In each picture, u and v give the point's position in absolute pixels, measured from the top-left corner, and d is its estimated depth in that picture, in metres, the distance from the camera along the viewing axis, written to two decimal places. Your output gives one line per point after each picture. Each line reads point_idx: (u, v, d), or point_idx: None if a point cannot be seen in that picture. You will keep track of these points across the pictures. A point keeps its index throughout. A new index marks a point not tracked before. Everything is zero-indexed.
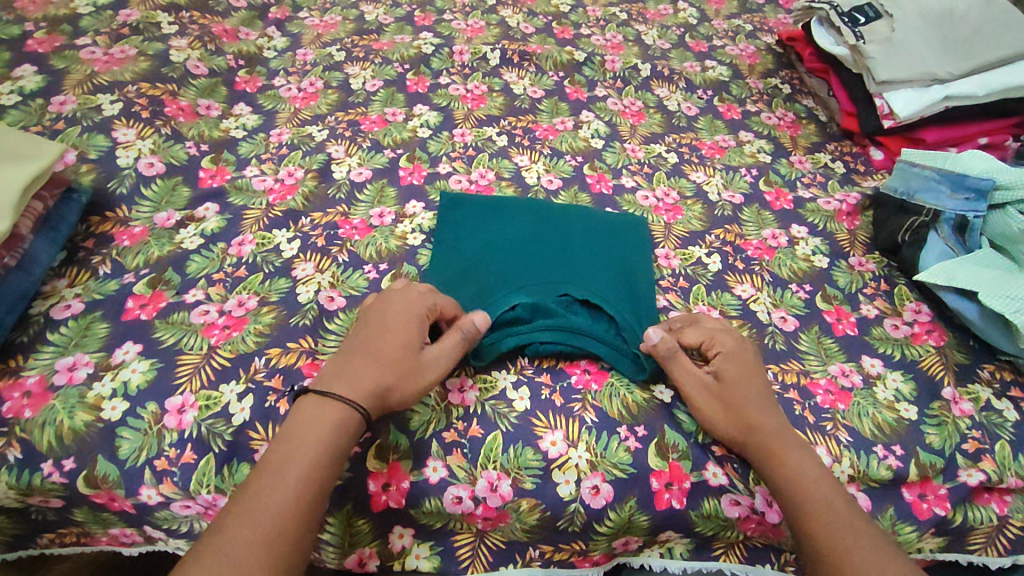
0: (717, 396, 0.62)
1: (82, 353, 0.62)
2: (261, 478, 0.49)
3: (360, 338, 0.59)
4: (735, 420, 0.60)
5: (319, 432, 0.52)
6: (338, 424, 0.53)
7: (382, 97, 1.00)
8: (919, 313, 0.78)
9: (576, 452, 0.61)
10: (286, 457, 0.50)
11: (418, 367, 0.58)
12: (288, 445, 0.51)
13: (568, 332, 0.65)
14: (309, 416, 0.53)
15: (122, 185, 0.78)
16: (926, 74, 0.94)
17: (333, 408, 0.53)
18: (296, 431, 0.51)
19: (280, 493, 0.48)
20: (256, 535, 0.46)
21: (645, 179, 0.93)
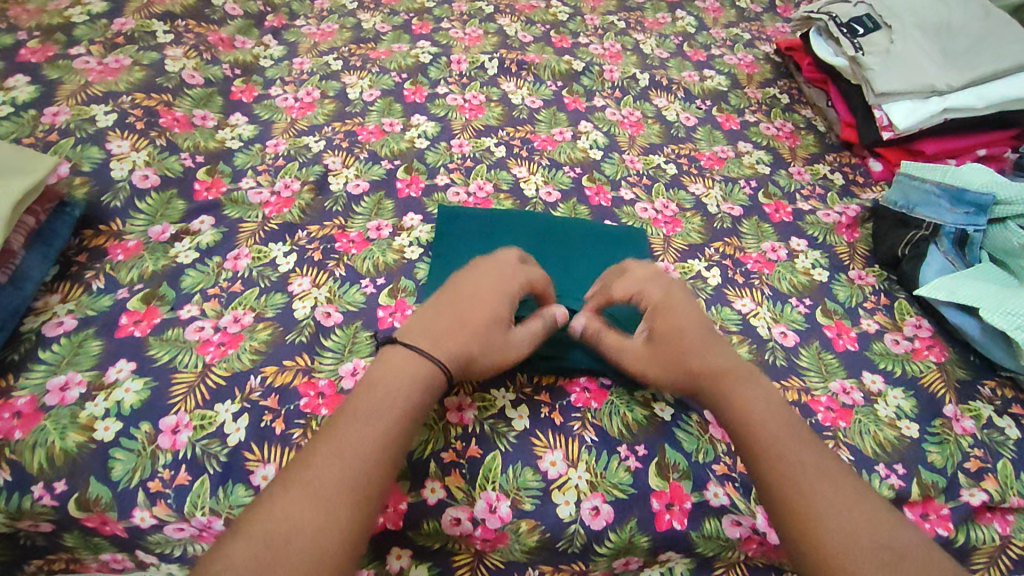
0: (654, 350, 0.62)
1: (74, 372, 0.61)
2: (320, 455, 0.47)
3: (450, 303, 0.61)
4: (670, 368, 0.61)
5: (391, 411, 0.50)
6: (426, 386, 0.53)
7: (380, 107, 0.99)
8: (919, 328, 0.78)
9: (576, 472, 0.60)
10: (352, 436, 0.48)
11: (504, 343, 0.61)
12: (354, 424, 0.49)
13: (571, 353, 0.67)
14: (379, 391, 0.51)
15: (116, 198, 0.77)
16: (925, 86, 0.94)
17: (412, 383, 0.52)
18: (366, 408, 0.50)
19: (338, 467, 0.46)
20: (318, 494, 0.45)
21: (643, 190, 0.93)
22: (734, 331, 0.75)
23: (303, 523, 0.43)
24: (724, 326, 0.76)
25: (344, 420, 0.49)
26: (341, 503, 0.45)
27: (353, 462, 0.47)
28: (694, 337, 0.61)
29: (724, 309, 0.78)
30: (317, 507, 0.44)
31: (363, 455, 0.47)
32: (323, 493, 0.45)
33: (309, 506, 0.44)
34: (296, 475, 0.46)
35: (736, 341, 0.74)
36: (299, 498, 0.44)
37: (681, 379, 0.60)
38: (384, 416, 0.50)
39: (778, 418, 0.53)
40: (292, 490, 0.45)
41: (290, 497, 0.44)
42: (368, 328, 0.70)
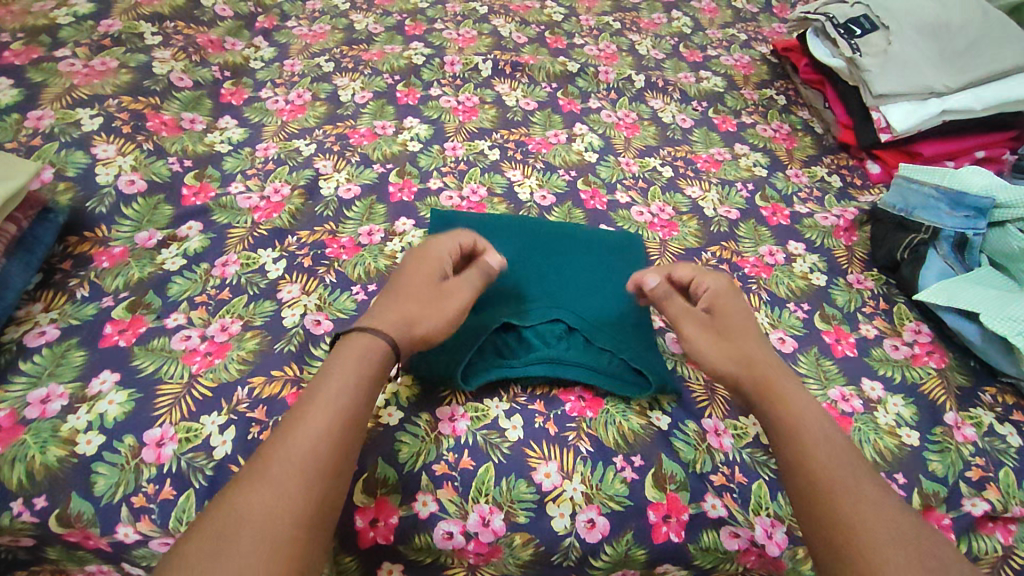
0: (713, 330, 0.63)
1: (56, 384, 0.60)
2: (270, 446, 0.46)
3: (387, 289, 0.62)
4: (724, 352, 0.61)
5: (341, 396, 0.50)
6: (363, 355, 0.53)
7: (372, 109, 0.98)
8: (918, 333, 0.77)
9: (572, 484, 0.59)
10: (309, 422, 0.48)
11: (440, 305, 0.60)
12: (310, 411, 0.49)
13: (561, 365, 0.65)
14: (332, 378, 0.51)
15: (101, 204, 0.75)
16: (923, 88, 0.93)
17: (355, 361, 0.53)
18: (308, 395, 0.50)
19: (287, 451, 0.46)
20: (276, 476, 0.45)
21: (640, 194, 0.92)
22: None
23: (256, 511, 0.43)
24: None
25: (300, 406, 0.49)
26: (292, 488, 0.44)
27: (307, 449, 0.46)
28: (744, 329, 0.63)
29: None
30: (277, 494, 0.44)
31: (322, 442, 0.47)
32: (273, 480, 0.44)
33: (270, 495, 0.44)
34: (258, 461, 0.46)
35: None
36: (260, 486, 0.44)
37: (731, 366, 0.60)
38: (337, 401, 0.50)
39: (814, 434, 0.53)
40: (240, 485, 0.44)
41: (250, 487, 0.44)
42: None
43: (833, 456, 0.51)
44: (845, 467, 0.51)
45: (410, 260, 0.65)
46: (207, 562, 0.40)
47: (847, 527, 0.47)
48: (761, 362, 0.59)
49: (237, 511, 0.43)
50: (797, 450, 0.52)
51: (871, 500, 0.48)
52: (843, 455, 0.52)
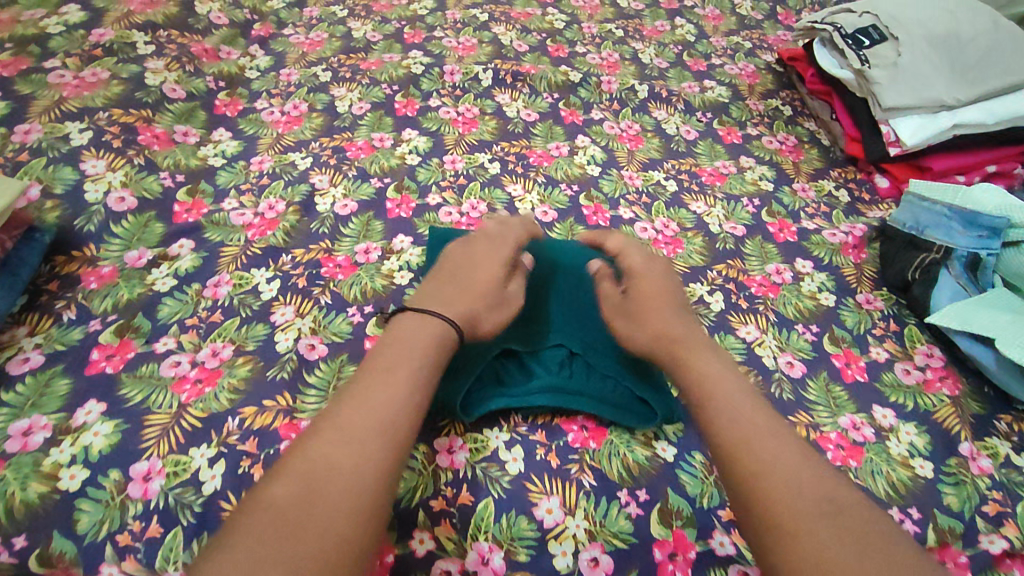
0: (631, 308, 0.64)
1: (39, 415, 0.58)
2: (353, 403, 0.47)
3: (443, 278, 0.64)
4: (643, 329, 0.62)
5: (413, 366, 0.51)
6: (435, 339, 0.55)
7: (370, 121, 0.96)
8: (931, 357, 0.75)
9: (574, 521, 0.57)
10: (376, 389, 0.48)
11: (500, 302, 0.63)
12: (379, 378, 0.50)
13: (566, 394, 0.63)
14: (405, 349, 0.53)
15: (90, 222, 0.73)
16: (934, 100, 0.91)
17: (428, 339, 0.54)
18: (385, 361, 0.51)
19: (369, 409, 0.47)
20: (360, 430, 0.45)
21: (643, 209, 0.90)
22: (738, 361, 0.72)
23: (342, 461, 0.43)
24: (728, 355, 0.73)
25: (369, 374, 0.50)
26: (376, 443, 0.45)
27: (382, 410, 0.47)
28: (670, 308, 0.63)
29: (728, 337, 0.74)
30: (354, 451, 0.44)
31: (395, 406, 0.48)
32: (358, 434, 0.45)
33: (345, 451, 0.44)
34: (327, 421, 0.46)
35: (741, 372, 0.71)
36: (334, 441, 0.44)
37: (650, 343, 0.61)
38: (407, 370, 0.51)
39: (736, 394, 0.54)
40: (324, 435, 0.45)
41: (324, 443, 0.44)
42: (354, 361, 0.67)
43: (768, 433, 0.50)
44: (784, 445, 0.49)
45: (466, 249, 0.68)
46: (298, 502, 0.40)
47: (773, 506, 0.45)
48: (679, 338, 0.60)
49: (325, 458, 0.43)
50: (728, 427, 0.51)
51: (797, 456, 0.48)
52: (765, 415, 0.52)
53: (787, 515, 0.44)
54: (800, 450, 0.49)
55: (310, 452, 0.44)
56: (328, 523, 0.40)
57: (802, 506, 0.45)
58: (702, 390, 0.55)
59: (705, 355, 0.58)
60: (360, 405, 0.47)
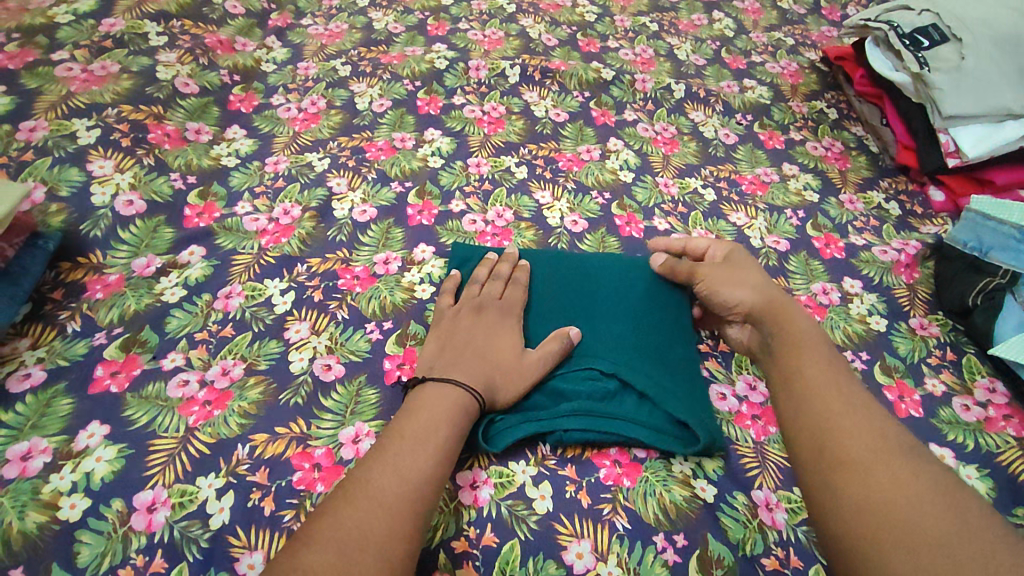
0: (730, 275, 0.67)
1: (39, 438, 0.55)
2: (382, 469, 0.49)
3: (466, 335, 0.63)
4: (749, 288, 0.65)
5: (436, 438, 0.52)
6: (458, 410, 0.55)
7: (390, 120, 0.91)
8: (992, 393, 0.69)
9: (606, 567, 0.53)
10: (401, 455, 0.50)
11: (525, 359, 0.61)
12: (402, 449, 0.51)
13: (597, 417, 0.59)
14: (432, 415, 0.54)
15: (96, 227, 0.70)
16: (999, 108, 0.85)
17: (452, 405, 0.55)
18: (413, 428, 0.53)
19: (397, 478, 0.49)
20: (387, 499, 0.47)
21: (679, 220, 0.84)
22: None
23: (372, 531, 0.45)
24: None
25: (396, 441, 0.52)
26: (402, 514, 0.47)
27: (411, 479, 0.49)
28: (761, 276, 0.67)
29: None
30: (381, 519, 0.46)
31: (420, 475, 0.50)
32: (385, 504, 0.47)
33: (373, 519, 0.46)
34: (355, 488, 0.48)
35: None
36: (362, 511, 0.46)
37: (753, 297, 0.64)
38: (429, 440, 0.52)
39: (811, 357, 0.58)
40: (353, 503, 0.47)
41: (352, 509, 0.46)
42: (373, 384, 0.62)
43: (828, 380, 0.56)
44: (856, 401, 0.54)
45: (487, 300, 0.66)
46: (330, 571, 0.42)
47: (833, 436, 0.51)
48: (779, 301, 0.64)
49: (353, 526, 0.45)
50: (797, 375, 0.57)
51: (862, 412, 0.53)
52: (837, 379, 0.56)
53: (839, 444, 0.51)
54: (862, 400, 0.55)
55: (341, 516, 0.46)
56: None
57: (856, 438, 0.51)
58: (788, 345, 0.60)
59: (793, 318, 0.63)
60: (389, 470, 0.49)
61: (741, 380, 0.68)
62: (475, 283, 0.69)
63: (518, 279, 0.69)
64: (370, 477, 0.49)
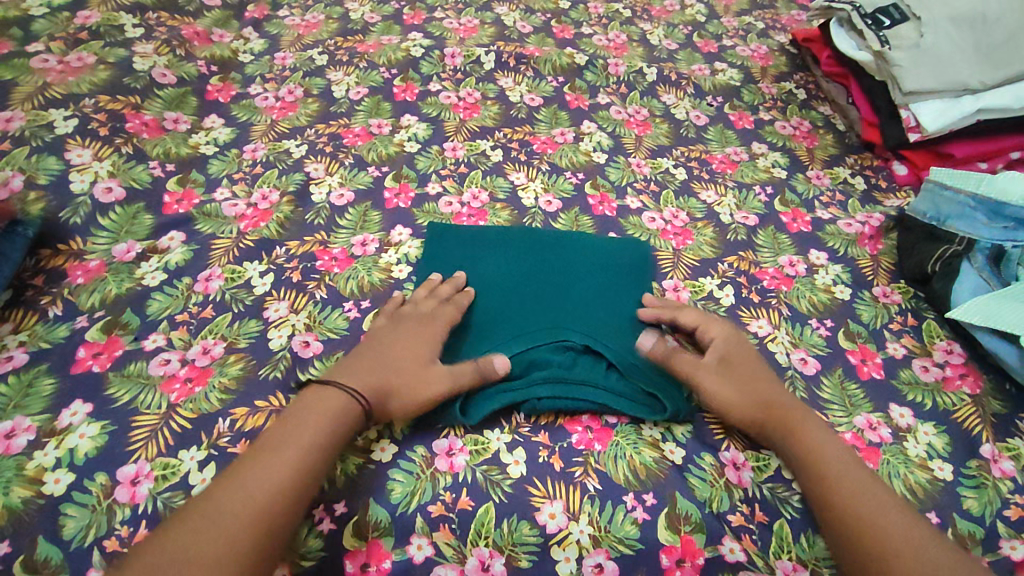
0: (735, 381, 0.62)
1: (22, 417, 0.56)
2: (229, 487, 0.48)
3: (386, 340, 0.62)
4: (752, 406, 0.61)
5: (294, 455, 0.51)
6: (336, 417, 0.55)
7: (367, 106, 0.92)
8: (950, 354, 0.72)
9: (578, 526, 0.55)
10: (256, 473, 0.49)
11: (431, 378, 0.59)
12: (259, 462, 0.50)
13: (571, 387, 0.62)
14: (300, 429, 0.53)
15: (76, 214, 0.71)
16: (958, 84, 0.87)
17: (325, 413, 0.54)
18: (277, 441, 0.52)
19: (243, 495, 0.48)
20: (227, 517, 0.46)
21: (651, 199, 0.86)
22: None
23: (200, 557, 0.44)
24: None
25: (259, 458, 0.50)
26: (239, 536, 0.46)
27: (260, 493, 0.48)
28: (756, 378, 0.63)
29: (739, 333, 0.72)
30: (216, 541, 0.45)
31: (271, 491, 0.49)
32: (223, 524, 0.46)
33: (207, 541, 0.45)
34: (202, 512, 0.47)
35: None
36: (200, 539, 0.45)
37: (754, 412, 0.61)
38: (288, 456, 0.51)
39: (840, 457, 0.57)
40: (188, 522, 0.46)
41: (188, 528, 0.46)
42: None
43: (854, 472, 0.56)
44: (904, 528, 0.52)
45: (413, 316, 0.64)
46: None
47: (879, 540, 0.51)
48: (794, 416, 0.60)
49: (183, 550, 0.44)
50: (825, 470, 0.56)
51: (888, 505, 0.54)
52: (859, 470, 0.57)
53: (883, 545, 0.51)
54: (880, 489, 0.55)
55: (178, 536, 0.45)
56: None
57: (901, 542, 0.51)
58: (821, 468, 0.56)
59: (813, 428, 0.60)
60: (239, 485, 0.48)
61: None
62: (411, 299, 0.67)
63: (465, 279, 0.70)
64: (216, 493, 0.48)
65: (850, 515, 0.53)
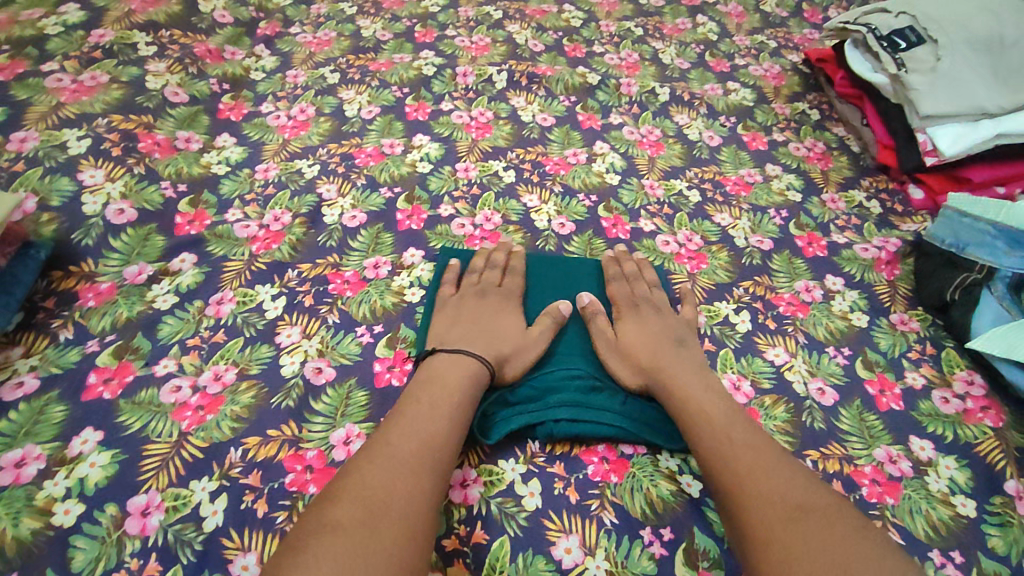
0: (620, 351, 0.66)
1: (32, 445, 0.55)
2: (402, 433, 0.54)
3: (470, 318, 0.68)
4: (636, 365, 0.65)
5: (453, 400, 0.58)
6: (471, 379, 0.60)
7: (379, 126, 0.92)
8: (971, 385, 0.71)
9: (595, 562, 0.54)
10: (422, 422, 0.55)
11: (531, 337, 0.67)
12: (422, 414, 0.56)
13: (586, 410, 0.61)
14: (444, 386, 0.59)
15: (88, 236, 0.70)
16: (976, 108, 0.86)
17: (465, 376, 0.60)
18: (430, 397, 0.57)
19: (415, 438, 0.53)
20: (409, 458, 0.52)
21: (665, 222, 0.85)
22: (767, 388, 0.68)
23: (395, 490, 0.49)
24: (756, 381, 0.69)
25: (415, 408, 0.56)
26: (421, 475, 0.51)
27: (430, 438, 0.54)
28: (654, 343, 0.66)
29: (755, 361, 0.71)
30: (406, 477, 0.50)
31: (438, 440, 0.54)
32: (407, 464, 0.51)
33: (398, 478, 0.50)
34: (378, 451, 0.52)
35: (770, 401, 0.67)
36: (386, 469, 0.50)
37: (639, 378, 0.64)
38: (446, 407, 0.57)
39: (716, 405, 0.60)
40: (375, 461, 0.51)
41: (377, 466, 0.51)
42: (363, 386, 0.63)
43: (730, 419, 0.58)
44: (764, 459, 0.54)
45: (487, 286, 0.72)
46: (357, 523, 0.46)
47: (730, 470, 0.54)
48: (676, 372, 0.63)
49: (372, 484, 0.49)
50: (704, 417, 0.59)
51: (749, 440, 0.56)
52: (736, 414, 0.59)
53: (735, 474, 0.54)
54: (747, 430, 0.58)
55: (371, 472, 0.50)
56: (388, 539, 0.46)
57: (764, 478, 0.53)
58: (688, 417, 0.59)
59: (693, 380, 0.63)
60: (415, 429, 0.54)
61: (727, 378, 0.69)
62: (473, 272, 0.73)
63: (506, 272, 0.74)
64: (392, 437, 0.53)
65: (710, 465, 0.55)
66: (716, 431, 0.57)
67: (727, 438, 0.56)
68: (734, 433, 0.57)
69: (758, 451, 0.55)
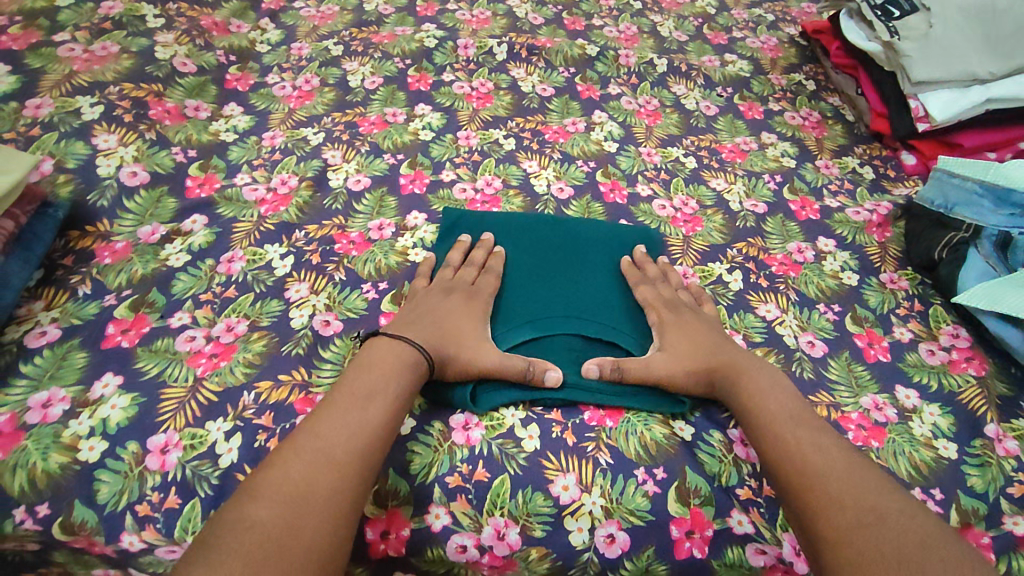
0: (676, 355, 0.64)
1: (57, 388, 0.58)
2: (329, 424, 0.53)
3: (427, 310, 0.66)
4: (692, 364, 0.63)
5: (385, 388, 0.57)
6: (408, 366, 0.59)
7: (382, 96, 0.94)
8: (956, 338, 0.73)
9: (590, 498, 0.57)
10: (352, 413, 0.54)
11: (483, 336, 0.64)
12: (353, 404, 0.55)
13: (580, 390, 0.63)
14: (377, 373, 0.58)
15: (103, 197, 0.73)
16: (966, 74, 0.89)
17: (403, 363, 0.59)
18: (363, 386, 0.57)
19: (343, 431, 0.53)
20: (335, 453, 0.51)
21: (662, 187, 0.88)
22: (758, 341, 0.71)
23: (319, 486, 0.49)
24: (748, 335, 0.71)
25: (345, 401, 0.55)
26: (345, 470, 0.51)
27: (357, 431, 0.53)
28: (705, 346, 0.65)
29: (747, 316, 0.73)
30: (331, 472, 0.50)
31: (366, 432, 0.53)
32: (332, 458, 0.51)
33: (320, 473, 0.50)
34: (302, 444, 0.51)
35: (761, 353, 0.70)
36: (309, 463, 0.50)
37: (699, 376, 0.63)
38: (378, 396, 0.56)
39: (783, 408, 0.60)
40: (300, 456, 0.50)
41: (300, 460, 0.50)
42: None
43: (799, 421, 0.58)
44: (833, 462, 0.54)
45: (459, 283, 0.69)
46: (277, 522, 0.46)
47: (802, 470, 0.54)
48: (736, 372, 0.63)
49: (296, 479, 0.49)
50: (771, 418, 0.59)
51: (821, 442, 0.56)
52: (806, 417, 0.59)
53: (807, 475, 0.54)
54: (817, 432, 0.57)
55: (296, 467, 0.50)
56: (310, 535, 0.46)
57: (833, 479, 0.53)
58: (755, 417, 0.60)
59: (756, 378, 0.63)
60: (345, 421, 0.53)
61: None
62: (451, 267, 0.71)
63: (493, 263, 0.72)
64: (319, 431, 0.52)
65: (783, 465, 0.55)
66: (787, 433, 0.57)
67: (794, 439, 0.57)
68: (802, 435, 0.57)
69: (829, 452, 0.55)
